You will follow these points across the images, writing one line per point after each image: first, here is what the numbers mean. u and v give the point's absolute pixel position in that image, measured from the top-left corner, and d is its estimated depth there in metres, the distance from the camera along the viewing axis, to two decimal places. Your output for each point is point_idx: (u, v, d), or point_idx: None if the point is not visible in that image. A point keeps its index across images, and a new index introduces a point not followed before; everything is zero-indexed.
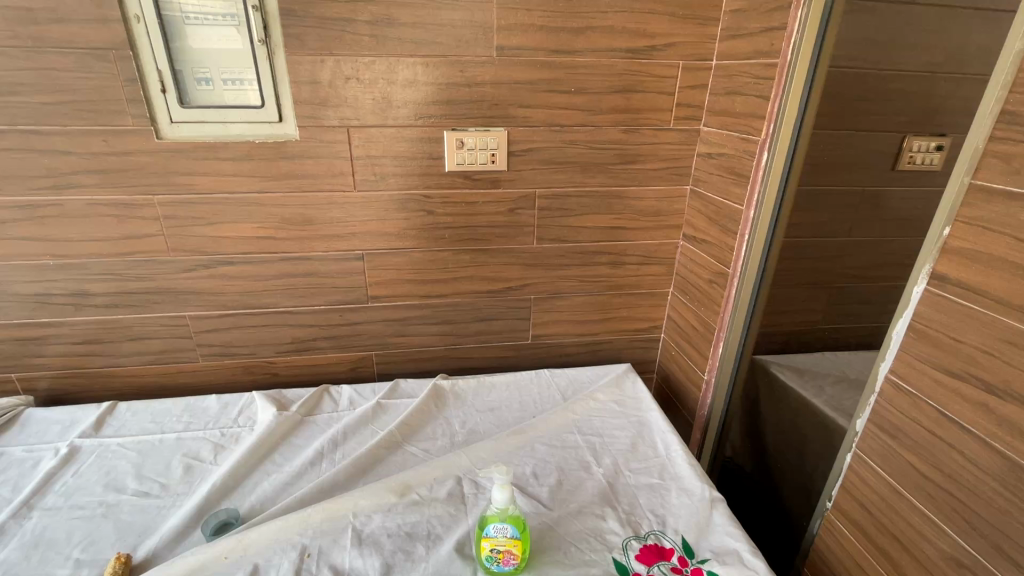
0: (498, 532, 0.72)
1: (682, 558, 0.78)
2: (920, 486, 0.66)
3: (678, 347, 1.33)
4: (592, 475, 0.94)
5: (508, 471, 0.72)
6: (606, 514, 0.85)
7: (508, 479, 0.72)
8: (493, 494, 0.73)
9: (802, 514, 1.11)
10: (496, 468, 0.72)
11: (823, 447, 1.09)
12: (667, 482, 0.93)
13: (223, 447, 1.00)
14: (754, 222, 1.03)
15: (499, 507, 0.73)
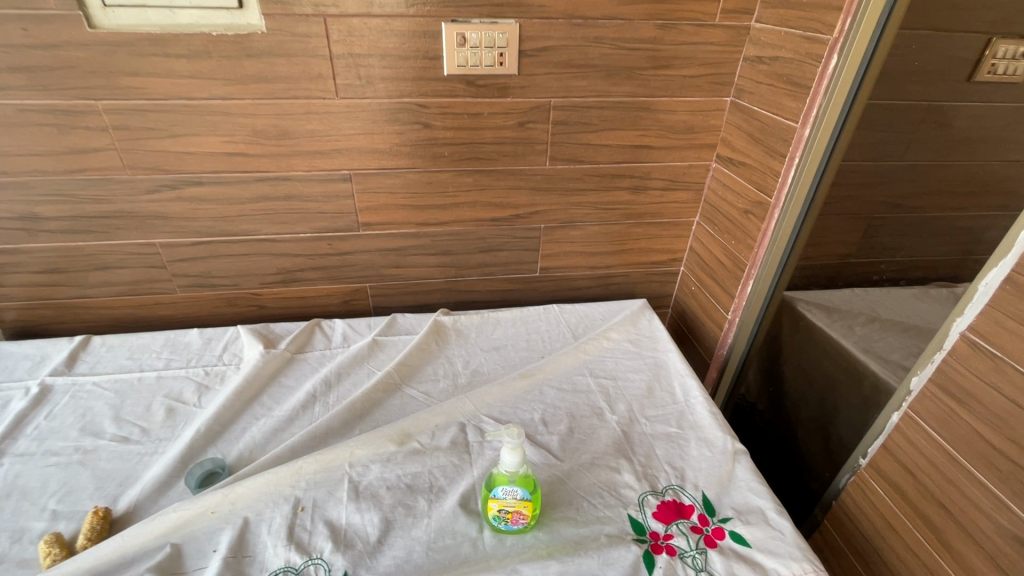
0: (507, 494, 0.66)
1: (702, 517, 0.72)
2: (985, 458, 0.59)
3: (699, 281, 1.23)
4: (605, 423, 0.88)
5: (519, 435, 0.64)
6: (620, 467, 0.80)
7: (521, 443, 0.64)
8: (502, 456, 0.66)
9: (819, 456, 1.07)
10: (506, 432, 0.64)
11: (852, 394, 1.02)
12: (686, 431, 0.87)
13: (207, 388, 0.93)
14: (807, 143, 0.88)
15: (509, 471, 0.66)
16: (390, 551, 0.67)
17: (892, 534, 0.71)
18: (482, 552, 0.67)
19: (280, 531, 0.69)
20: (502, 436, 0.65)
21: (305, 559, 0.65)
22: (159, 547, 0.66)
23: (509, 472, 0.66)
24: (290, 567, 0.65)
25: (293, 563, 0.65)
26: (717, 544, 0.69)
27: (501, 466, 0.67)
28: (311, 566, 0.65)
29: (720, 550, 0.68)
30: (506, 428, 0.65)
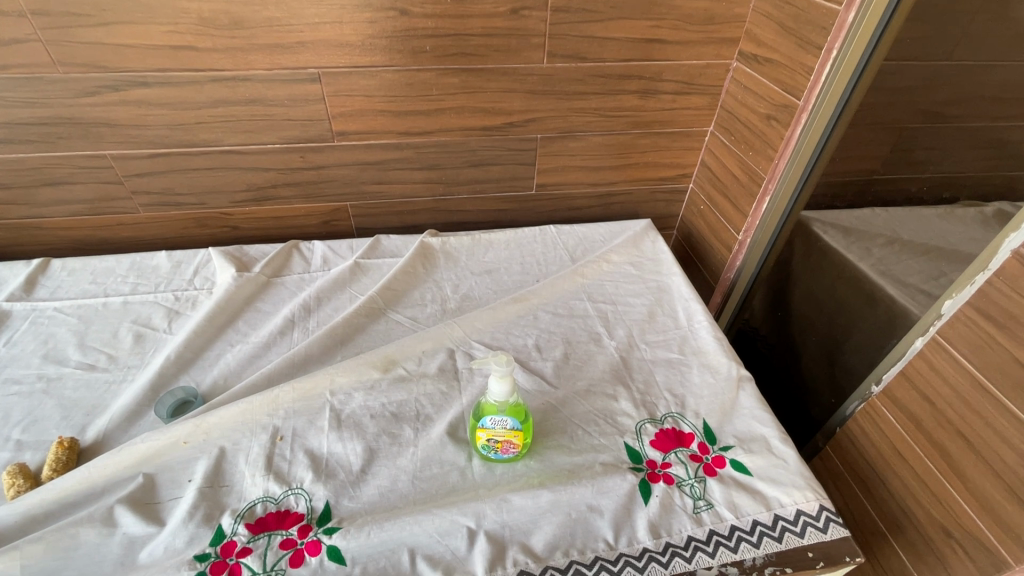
0: (496, 424, 0.62)
1: (702, 446, 0.69)
2: (1020, 387, 0.53)
3: (709, 200, 1.13)
4: (603, 349, 0.83)
5: (509, 362, 0.59)
6: (618, 394, 0.75)
7: (510, 371, 0.59)
8: (490, 384, 0.60)
9: (820, 382, 1.01)
10: (494, 359, 0.59)
11: (865, 322, 0.91)
12: (689, 358, 0.82)
13: (178, 313, 0.86)
14: (850, 32, 0.76)
15: (497, 401, 0.61)
16: (374, 481, 0.64)
17: (901, 462, 0.68)
18: (470, 482, 0.64)
19: (258, 461, 0.65)
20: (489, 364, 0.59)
21: (284, 489, 0.62)
22: (130, 478, 0.63)
23: (498, 402, 0.61)
24: (269, 497, 0.61)
25: (272, 493, 0.62)
26: (717, 472, 0.66)
27: (488, 396, 0.62)
28: (291, 496, 0.62)
29: (720, 478, 0.65)
30: (494, 356, 0.59)
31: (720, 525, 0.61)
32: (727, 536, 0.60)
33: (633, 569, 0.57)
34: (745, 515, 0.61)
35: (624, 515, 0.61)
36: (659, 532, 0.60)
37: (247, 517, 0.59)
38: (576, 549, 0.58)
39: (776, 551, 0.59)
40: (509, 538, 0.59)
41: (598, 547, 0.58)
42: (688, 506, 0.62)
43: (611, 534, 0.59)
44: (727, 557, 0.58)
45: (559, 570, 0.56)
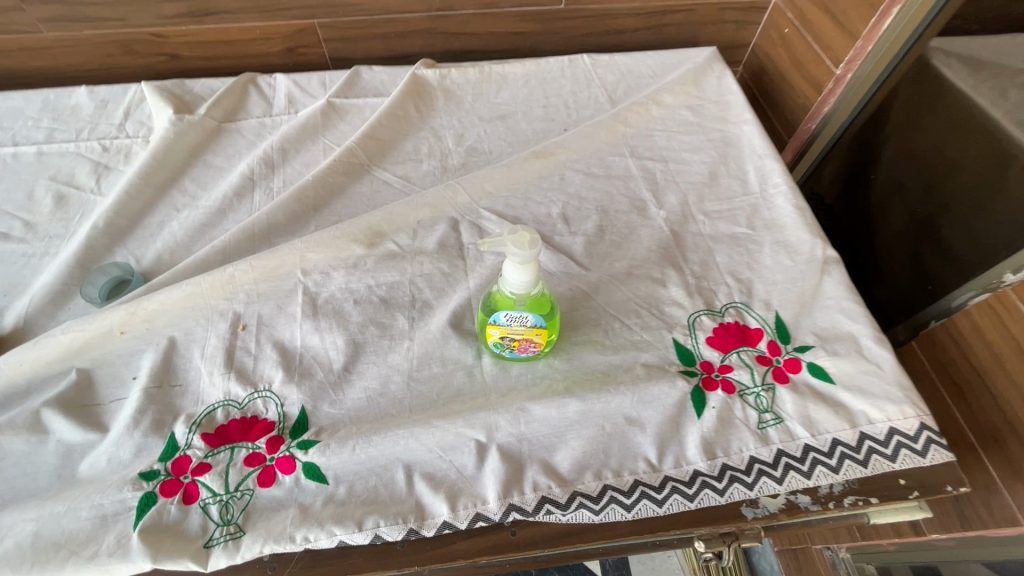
0: (514, 322, 0.47)
1: (773, 345, 0.54)
2: None
3: (801, 18, 0.84)
4: (649, 222, 0.64)
5: (533, 244, 0.41)
6: (667, 279, 0.59)
7: (534, 258, 0.41)
8: (504, 273, 0.44)
9: (902, 271, 0.74)
10: (510, 241, 0.41)
11: (985, 193, 0.63)
12: (760, 233, 0.63)
13: (107, 169, 0.68)
14: None
15: (515, 295, 0.45)
16: (360, 383, 0.51)
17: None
18: (480, 386, 0.51)
19: (217, 356, 0.53)
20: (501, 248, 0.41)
21: (249, 392, 0.50)
22: (63, 374, 0.51)
23: (516, 296, 0.45)
24: (232, 401, 0.50)
25: (235, 395, 0.50)
26: (789, 379, 0.53)
27: (502, 287, 0.45)
28: (258, 400, 0.50)
29: (793, 387, 0.52)
30: (510, 235, 0.41)
31: (790, 445, 0.49)
32: (798, 457, 0.48)
33: (681, 497, 0.46)
34: (822, 433, 0.49)
35: (671, 430, 0.49)
36: (714, 451, 0.48)
37: (205, 425, 0.48)
38: (609, 472, 0.46)
39: (860, 477, 0.48)
40: (528, 455, 0.47)
41: (637, 468, 0.47)
42: (751, 421, 0.50)
43: (654, 453, 0.47)
44: (798, 483, 0.47)
45: (589, 495, 0.45)
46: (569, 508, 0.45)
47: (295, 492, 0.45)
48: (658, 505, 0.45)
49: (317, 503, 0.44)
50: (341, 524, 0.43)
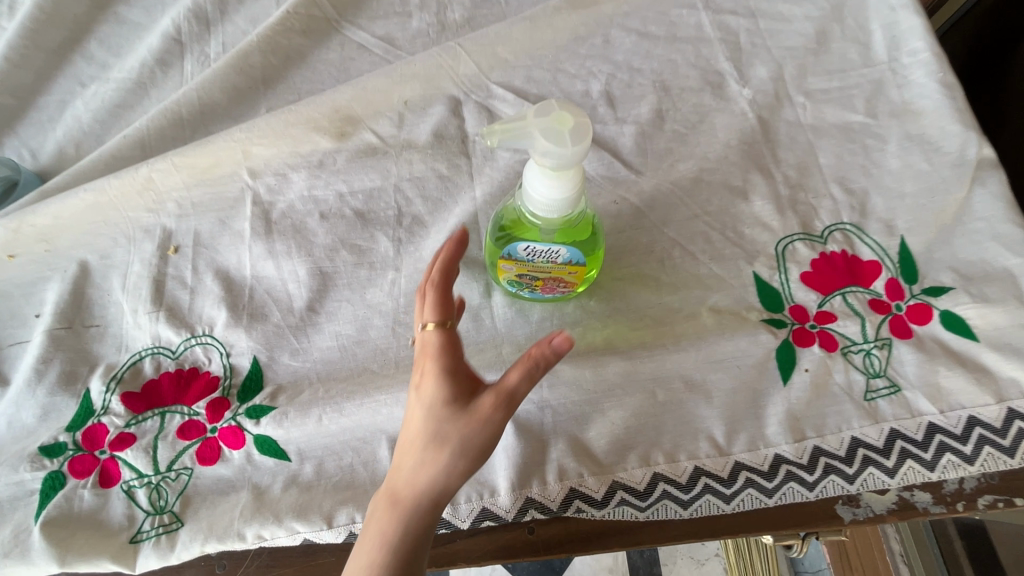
0: (538, 258, 0.32)
1: (893, 286, 0.39)
2: None
3: None
4: (727, 105, 0.46)
5: (578, 137, 0.24)
6: (749, 189, 0.43)
7: (578, 161, 0.25)
8: (528, 185, 0.27)
9: None
10: (538, 133, 0.24)
11: None
12: (884, 123, 0.45)
13: None
14: None
15: (542, 222, 0.29)
16: (330, 328, 0.38)
17: None
18: (490, 334, 0.38)
19: (141, 287, 0.40)
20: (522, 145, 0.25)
21: (184, 338, 0.38)
22: None
23: (543, 223, 0.29)
24: (163, 349, 0.38)
25: (166, 341, 0.38)
26: (912, 332, 0.38)
27: (523, 206, 0.30)
28: (197, 349, 0.38)
29: (920, 345, 0.38)
30: (538, 123, 0.24)
31: (910, 424, 0.36)
32: (920, 441, 0.35)
33: (757, 492, 0.34)
34: (955, 408, 0.36)
35: (747, 402, 0.36)
36: (803, 431, 0.35)
37: (128, 381, 0.36)
38: (661, 457, 0.35)
39: (1003, 472, 0.35)
40: (552, 429, 0.35)
41: (698, 450, 0.35)
42: (856, 390, 0.37)
43: (722, 432, 0.35)
44: (915, 477, 0.35)
45: (633, 488, 0.34)
46: (605, 504, 0.34)
47: (247, 472, 0.34)
48: (725, 503, 0.34)
49: (275, 486, 0.34)
50: (305, 520, 0.33)
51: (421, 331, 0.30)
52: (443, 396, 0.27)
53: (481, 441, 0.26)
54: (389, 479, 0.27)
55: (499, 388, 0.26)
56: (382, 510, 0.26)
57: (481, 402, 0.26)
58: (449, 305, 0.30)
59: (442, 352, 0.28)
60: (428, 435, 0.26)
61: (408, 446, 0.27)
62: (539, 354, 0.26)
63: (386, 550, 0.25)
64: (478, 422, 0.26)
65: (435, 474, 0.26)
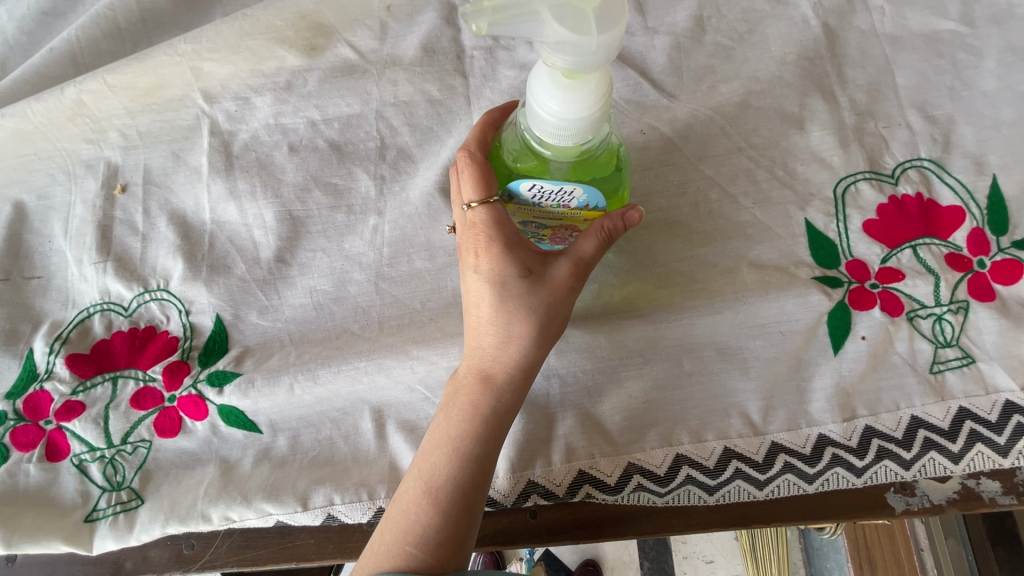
0: (545, 202, 0.25)
1: (976, 238, 0.33)
2: None
3: None
4: (784, 10, 0.37)
5: (607, 21, 0.17)
6: (806, 117, 0.35)
7: (605, 61, 0.18)
8: (534, 99, 0.20)
9: None
10: (547, 16, 0.17)
11: None
12: (983, 31, 0.36)
13: None
14: None
15: (552, 150, 0.23)
16: (303, 282, 0.33)
17: None
18: None
19: (86, 232, 0.34)
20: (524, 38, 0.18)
21: (137, 292, 0.33)
22: None
23: (554, 153, 0.23)
24: (113, 305, 0.33)
25: (117, 296, 0.33)
26: (995, 293, 0.32)
27: (527, 132, 0.23)
28: (150, 305, 0.33)
29: (1004, 309, 0.31)
30: (547, 0, 0.17)
31: (983, 402, 0.30)
32: (994, 423, 0.30)
33: (796, 478, 0.30)
34: None
35: (790, 374, 0.31)
36: (854, 409, 0.30)
37: (76, 341, 0.32)
38: (685, 437, 0.30)
39: None
40: (559, 402, 0.31)
41: (730, 429, 0.30)
42: (921, 361, 0.31)
43: (758, 408, 0.30)
44: (984, 464, 0.30)
45: (652, 472, 0.29)
46: (619, 488, 0.30)
47: (214, 445, 0.30)
48: (758, 490, 0.29)
49: (245, 461, 0.30)
50: (277, 501, 0.29)
51: (466, 210, 0.26)
52: (519, 268, 0.26)
53: (565, 304, 0.27)
54: (470, 350, 0.27)
55: (576, 256, 0.26)
56: (468, 383, 0.26)
57: (559, 272, 0.26)
58: (490, 174, 0.26)
59: (495, 228, 0.26)
60: (512, 309, 0.26)
61: (489, 315, 0.26)
62: (614, 227, 0.26)
63: (486, 411, 0.26)
64: (560, 289, 0.26)
65: (524, 344, 0.26)
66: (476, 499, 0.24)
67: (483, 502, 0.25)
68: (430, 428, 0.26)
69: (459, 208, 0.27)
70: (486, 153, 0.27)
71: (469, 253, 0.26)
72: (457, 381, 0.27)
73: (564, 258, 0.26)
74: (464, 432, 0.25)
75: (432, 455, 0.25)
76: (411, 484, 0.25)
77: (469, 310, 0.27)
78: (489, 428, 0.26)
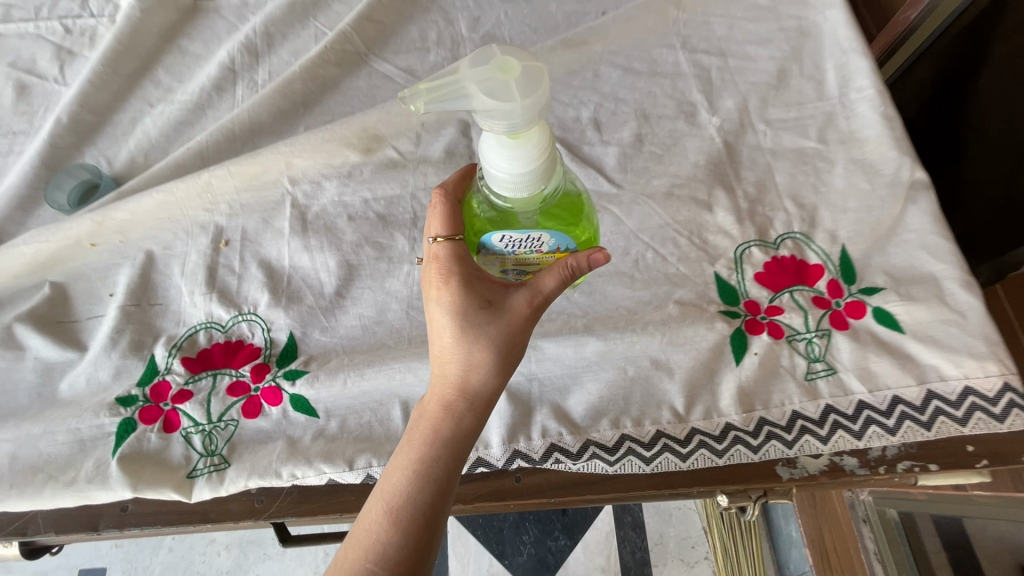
0: (518, 247, 0.35)
1: (833, 285, 0.46)
2: None
3: None
4: (698, 131, 0.54)
5: (524, 83, 0.25)
6: (714, 201, 0.50)
7: (531, 116, 0.25)
8: (484, 152, 0.28)
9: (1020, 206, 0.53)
10: (477, 89, 0.24)
11: None
12: (833, 149, 0.52)
13: (72, 54, 0.59)
14: None
15: (517, 204, 0.31)
16: (355, 310, 0.46)
17: None
18: None
19: (198, 273, 0.47)
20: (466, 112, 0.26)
21: (233, 314, 0.45)
22: (36, 288, 0.47)
23: (511, 202, 0.31)
24: (215, 324, 0.45)
25: (218, 317, 0.45)
26: (849, 325, 0.45)
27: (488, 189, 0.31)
28: (243, 324, 0.45)
29: (854, 335, 0.44)
30: (476, 77, 0.25)
31: (843, 401, 0.42)
32: (850, 415, 0.41)
33: (708, 453, 0.41)
34: (881, 388, 0.42)
35: (704, 379, 0.42)
36: (752, 404, 0.42)
37: (187, 348, 0.44)
38: (629, 421, 0.41)
39: (920, 441, 0.41)
40: (538, 397, 0.42)
41: (661, 418, 0.41)
42: (798, 370, 0.43)
43: (681, 402, 0.42)
44: (846, 444, 0.41)
45: (604, 445, 0.41)
46: (580, 458, 0.41)
47: (283, 425, 0.41)
48: (681, 460, 0.40)
49: (306, 437, 0.41)
50: (331, 462, 0.40)
51: (433, 243, 0.36)
52: (480, 303, 0.34)
53: (523, 330, 0.34)
54: (439, 378, 0.35)
55: (534, 291, 0.34)
56: (438, 407, 0.34)
57: (514, 304, 0.34)
58: (458, 217, 0.36)
59: (455, 264, 0.35)
60: (472, 340, 0.34)
61: (452, 347, 0.34)
62: (572, 264, 0.33)
63: (446, 435, 0.33)
64: (519, 317, 0.34)
65: (480, 374, 0.34)
66: (430, 518, 0.31)
67: (438, 520, 0.31)
68: (403, 445, 0.34)
69: (428, 241, 0.36)
70: (458, 196, 0.37)
71: (436, 287, 0.35)
72: (424, 409, 0.35)
73: (524, 291, 0.34)
74: (425, 457, 0.33)
75: (396, 479, 0.32)
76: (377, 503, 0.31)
77: (439, 341, 0.35)
78: (447, 453, 0.33)
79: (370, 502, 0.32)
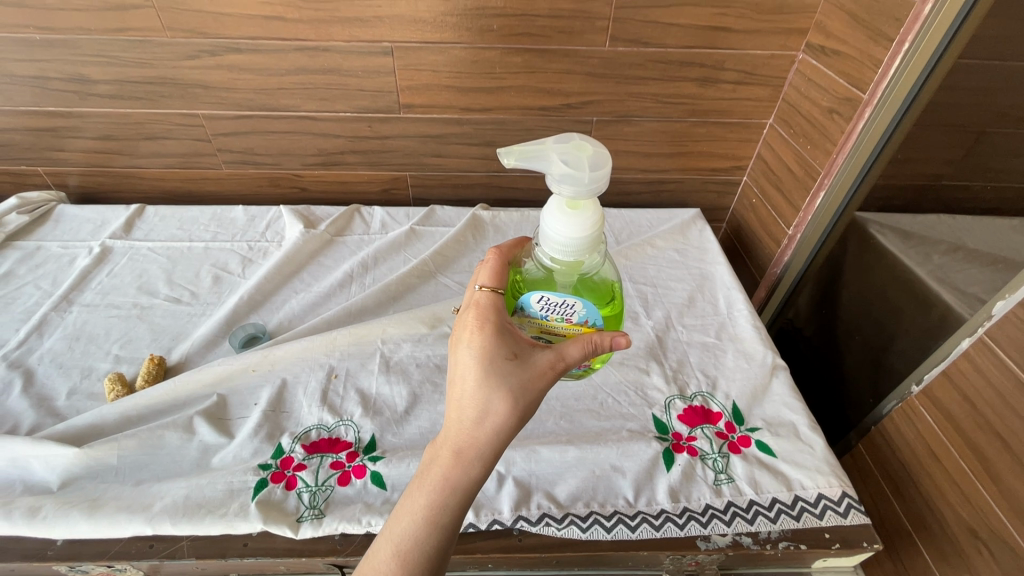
0: (551, 307, 0.56)
1: (729, 424, 0.71)
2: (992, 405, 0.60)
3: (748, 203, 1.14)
4: (640, 328, 0.85)
5: (590, 159, 0.47)
6: (650, 369, 0.78)
7: (592, 175, 0.47)
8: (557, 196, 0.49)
9: (863, 389, 0.86)
10: (565, 153, 0.47)
11: (920, 331, 0.75)
12: (725, 343, 0.82)
13: (251, 261, 0.95)
14: (890, 81, 0.75)
15: (558, 265, 0.54)
16: (416, 423, 0.69)
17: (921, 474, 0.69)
18: None
19: (315, 393, 0.72)
20: (554, 161, 0.47)
21: (336, 420, 0.69)
22: (207, 395, 0.71)
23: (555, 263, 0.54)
24: (323, 426, 0.68)
25: (326, 420, 0.69)
26: (741, 450, 0.67)
27: (550, 224, 0.50)
28: (342, 427, 0.68)
29: (744, 456, 0.67)
30: (565, 149, 0.47)
31: (739, 497, 0.63)
32: (744, 508, 0.62)
33: (649, 526, 0.61)
34: (765, 492, 0.63)
35: (645, 478, 0.64)
36: (678, 497, 0.63)
37: (303, 437, 0.67)
38: (596, 502, 0.62)
39: (793, 528, 0.61)
40: (535, 485, 0.63)
41: (618, 502, 0.62)
42: (709, 478, 0.64)
43: (631, 492, 0.63)
44: (742, 526, 0.61)
45: (579, 518, 0.61)
46: (563, 523, 0.61)
47: (363, 492, 0.61)
48: (631, 530, 0.60)
49: (378, 501, 0.60)
50: None
51: (479, 291, 0.56)
52: (510, 359, 0.51)
53: (538, 387, 0.51)
54: (460, 417, 0.50)
55: (558, 355, 0.52)
56: (455, 454, 0.49)
57: (534, 364, 0.52)
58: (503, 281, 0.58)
59: (491, 327, 0.53)
60: (496, 388, 0.50)
61: (474, 393, 0.50)
62: (596, 340, 0.53)
63: (457, 480, 0.48)
64: (539, 370, 0.51)
65: (494, 424, 0.50)
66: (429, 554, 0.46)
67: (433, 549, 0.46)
68: (422, 481, 0.49)
69: (475, 291, 0.56)
70: (505, 261, 0.60)
71: (475, 335, 0.52)
72: (440, 454, 0.50)
73: (548, 354, 0.52)
74: (436, 500, 0.48)
75: (407, 522, 0.47)
76: (391, 540, 0.46)
77: (465, 378, 0.51)
78: (452, 494, 0.48)
79: (384, 538, 0.46)
